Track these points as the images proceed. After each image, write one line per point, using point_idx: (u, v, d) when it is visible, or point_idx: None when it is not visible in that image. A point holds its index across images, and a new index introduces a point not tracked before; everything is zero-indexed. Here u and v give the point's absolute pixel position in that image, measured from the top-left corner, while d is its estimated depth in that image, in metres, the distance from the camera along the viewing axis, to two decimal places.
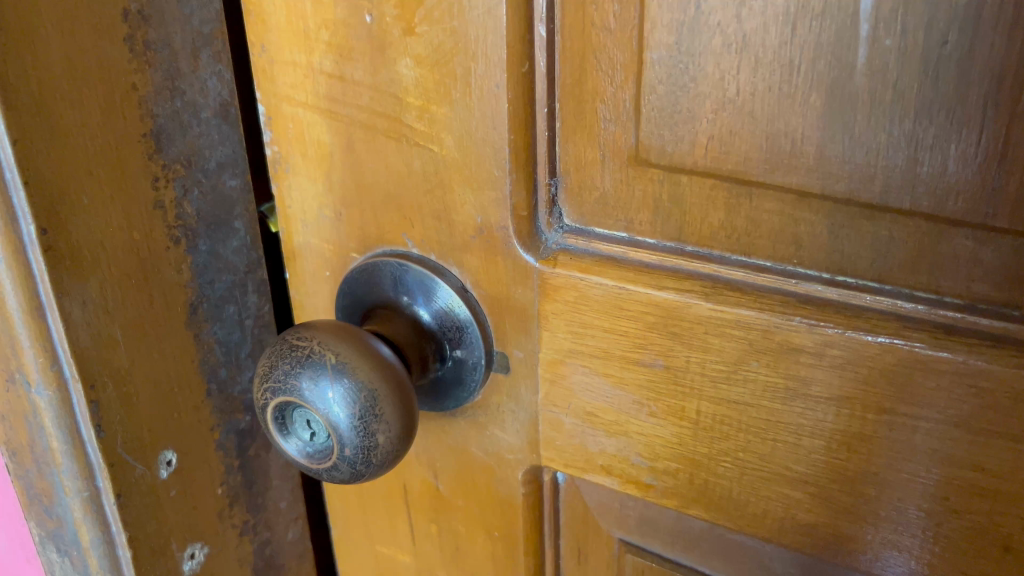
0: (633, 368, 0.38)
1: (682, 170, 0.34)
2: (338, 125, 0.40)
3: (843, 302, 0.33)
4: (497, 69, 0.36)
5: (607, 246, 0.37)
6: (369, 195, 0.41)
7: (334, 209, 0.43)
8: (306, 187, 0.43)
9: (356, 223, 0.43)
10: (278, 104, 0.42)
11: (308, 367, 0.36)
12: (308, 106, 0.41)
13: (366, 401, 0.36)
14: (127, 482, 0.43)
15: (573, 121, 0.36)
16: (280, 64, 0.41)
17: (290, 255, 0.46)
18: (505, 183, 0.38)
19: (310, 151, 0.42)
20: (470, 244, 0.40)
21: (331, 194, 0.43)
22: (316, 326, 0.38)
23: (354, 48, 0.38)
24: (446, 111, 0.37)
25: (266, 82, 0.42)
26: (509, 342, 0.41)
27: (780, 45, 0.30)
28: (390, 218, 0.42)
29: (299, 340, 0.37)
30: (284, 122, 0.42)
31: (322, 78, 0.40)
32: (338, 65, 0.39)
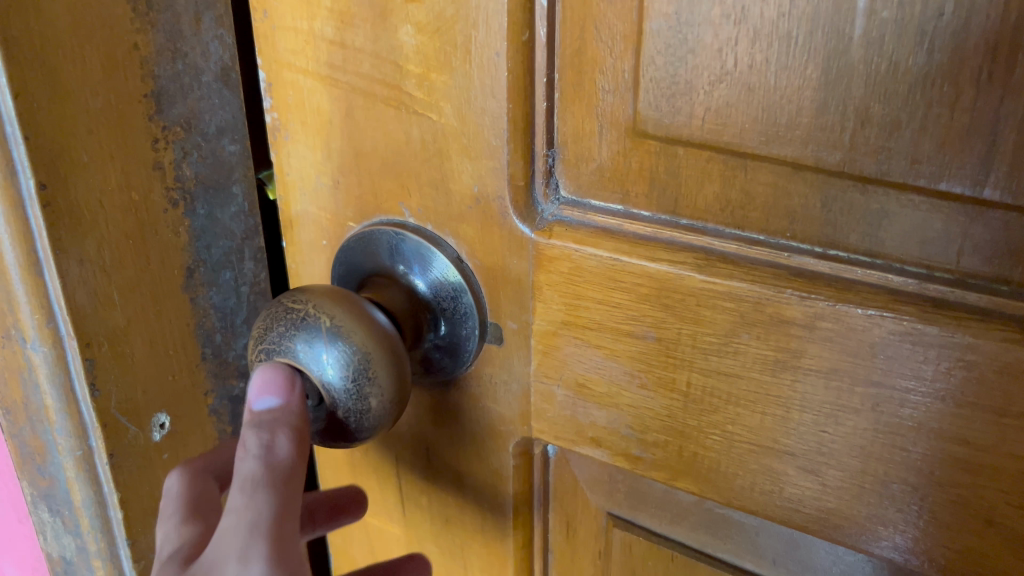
0: (625, 340, 0.38)
1: (680, 142, 0.35)
2: (338, 92, 0.40)
3: (834, 275, 0.33)
4: (498, 37, 0.36)
5: (603, 218, 0.38)
6: (368, 163, 0.42)
7: (332, 177, 0.43)
8: (305, 155, 0.43)
9: (353, 192, 0.43)
10: (279, 71, 0.42)
11: (303, 329, 0.37)
12: (309, 73, 0.41)
13: (359, 364, 0.36)
14: (121, 442, 0.44)
15: (572, 92, 0.36)
16: (280, 30, 0.41)
17: (287, 223, 0.47)
18: (502, 153, 0.38)
19: (309, 119, 0.42)
20: (467, 214, 0.40)
21: (330, 162, 0.43)
22: (311, 290, 0.38)
23: (356, 14, 0.38)
24: (445, 79, 0.38)
25: (267, 48, 0.42)
26: (503, 314, 0.41)
27: (779, 16, 0.31)
28: (388, 186, 0.42)
29: (294, 302, 0.38)
30: (285, 90, 0.42)
31: (323, 45, 0.40)
32: (339, 32, 0.39)
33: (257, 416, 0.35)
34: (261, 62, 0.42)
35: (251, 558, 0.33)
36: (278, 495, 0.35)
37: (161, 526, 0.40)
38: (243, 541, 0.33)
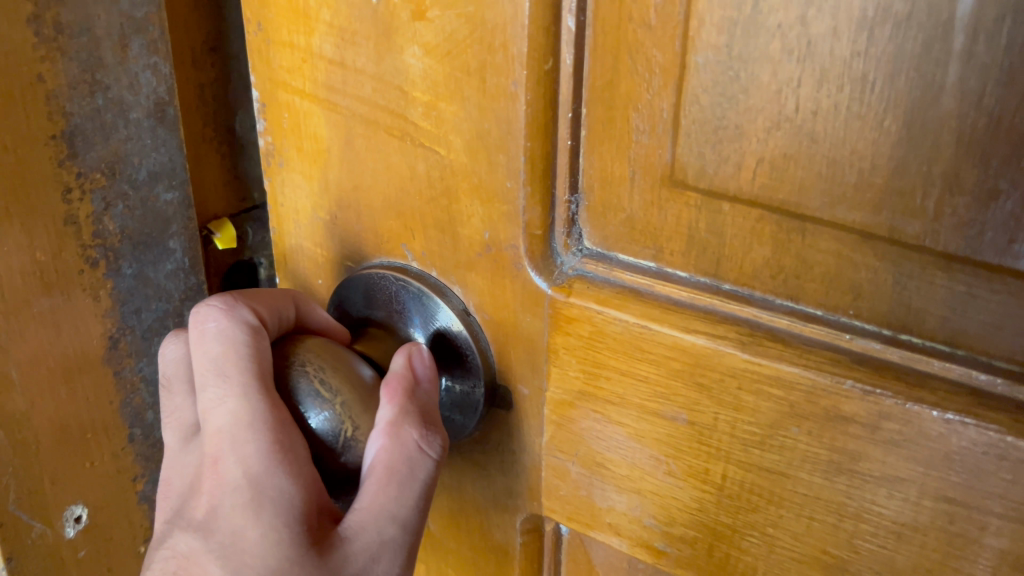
0: (651, 420, 0.33)
1: (725, 196, 0.29)
2: (337, 117, 0.36)
3: (905, 366, 0.28)
4: (516, 64, 0.31)
5: (631, 276, 0.32)
6: (368, 199, 0.37)
7: (329, 211, 0.38)
8: (300, 185, 0.39)
9: (352, 229, 0.38)
10: (275, 90, 0.37)
11: (321, 428, 0.32)
12: (306, 94, 0.36)
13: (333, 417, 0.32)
14: (20, 542, 0.45)
15: (601, 130, 0.31)
16: (277, 44, 0.36)
17: (283, 257, 0.42)
18: (518, 196, 0.33)
19: (305, 145, 0.38)
20: (476, 262, 0.35)
21: (326, 194, 0.38)
22: (341, 374, 0.33)
23: (357, 31, 0.33)
24: (455, 109, 0.33)
25: (261, 64, 0.37)
26: (514, 376, 0.36)
27: (851, 55, 0.25)
28: (390, 225, 0.37)
29: (322, 386, 0.33)
30: (279, 112, 0.37)
31: (321, 64, 0.35)
32: (338, 50, 0.34)
33: (432, 409, 0.34)
34: (255, 79, 0.38)
35: None
36: (422, 516, 0.33)
37: (246, 455, 0.31)
38: (395, 563, 0.32)
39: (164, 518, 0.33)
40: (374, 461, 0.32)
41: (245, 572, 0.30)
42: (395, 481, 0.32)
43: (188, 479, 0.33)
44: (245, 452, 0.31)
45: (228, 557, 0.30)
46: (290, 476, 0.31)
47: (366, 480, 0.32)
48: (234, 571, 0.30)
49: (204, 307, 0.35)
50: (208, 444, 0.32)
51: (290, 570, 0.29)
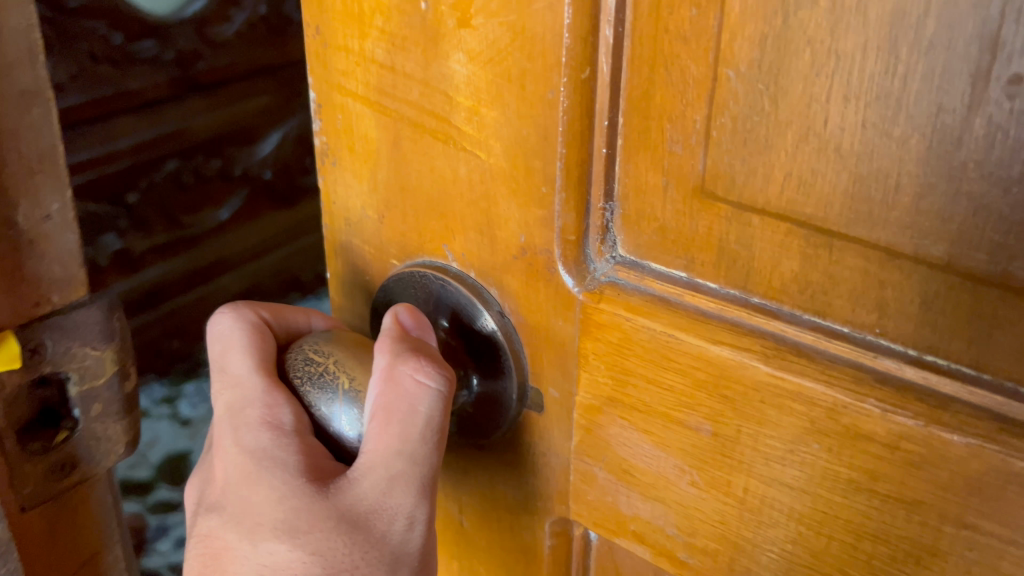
0: (677, 429, 0.33)
1: (754, 209, 0.29)
2: (387, 120, 0.37)
3: (928, 387, 0.27)
4: (555, 72, 0.31)
5: (662, 285, 0.32)
6: (414, 199, 0.38)
7: (377, 210, 0.40)
8: (351, 184, 0.40)
9: (397, 228, 0.39)
10: (331, 92, 0.39)
11: (319, 388, 0.33)
12: (359, 97, 0.38)
13: (331, 369, 0.33)
14: None
15: (636, 139, 0.32)
16: (333, 49, 0.37)
17: (333, 254, 0.44)
18: (554, 201, 0.33)
19: (356, 146, 0.39)
20: (512, 265, 0.36)
21: (375, 194, 0.40)
22: (335, 341, 0.34)
23: (407, 37, 0.35)
24: (495, 115, 0.34)
25: (319, 67, 0.39)
26: (545, 379, 0.37)
27: (881, 73, 0.25)
28: (433, 225, 0.38)
29: (315, 351, 0.34)
30: (334, 113, 0.39)
31: (374, 68, 0.36)
32: (390, 54, 0.35)
33: (432, 351, 0.33)
34: (314, 81, 0.39)
35: (420, 517, 0.32)
36: (438, 452, 0.32)
37: (248, 426, 0.33)
38: (408, 497, 0.32)
39: (191, 510, 0.35)
40: (375, 405, 0.32)
41: (260, 530, 0.31)
42: (397, 420, 0.31)
43: (206, 467, 0.35)
44: (245, 425, 0.33)
45: (245, 521, 0.31)
46: (288, 437, 0.32)
47: (369, 424, 0.32)
48: (251, 531, 0.31)
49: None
50: (218, 429, 0.34)
51: (296, 517, 0.30)
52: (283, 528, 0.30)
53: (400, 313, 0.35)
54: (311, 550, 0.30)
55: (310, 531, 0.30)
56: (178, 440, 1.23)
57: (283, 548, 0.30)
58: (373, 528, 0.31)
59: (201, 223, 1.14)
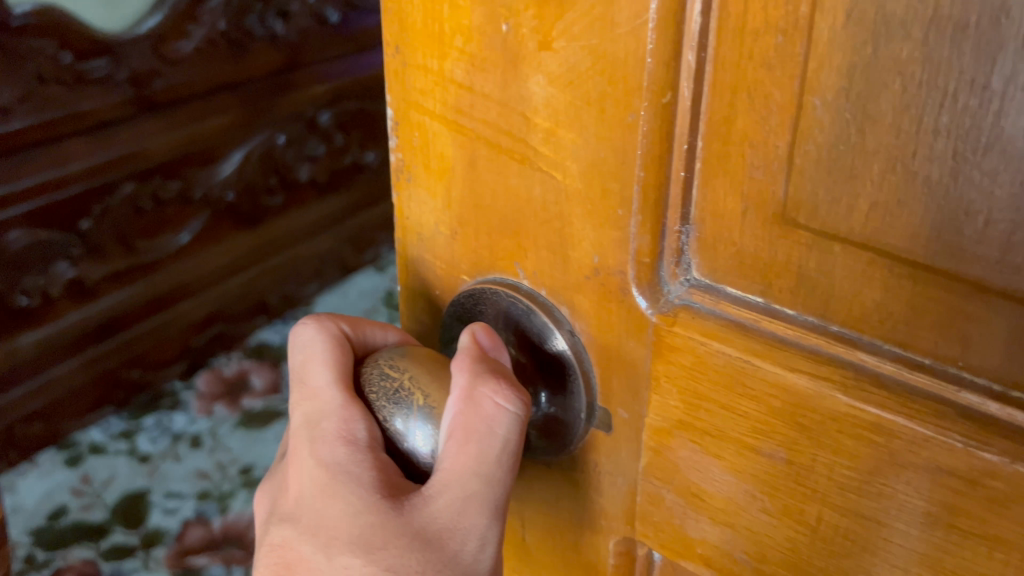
0: (750, 456, 0.33)
1: (836, 237, 0.29)
2: (463, 139, 0.37)
3: (1012, 423, 0.27)
4: (637, 96, 0.32)
5: (738, 310, 0.32)
6: (487, 217, 0.39)
7: (450, 226, 0.40)
8: (425, 201, 0.41)
9: (469, 245, 0.40)
10: (408, 110, 0.39)
11: (393, 404, 0.34)
12: (436, 115, 0.38)
13: (406, 385, 0.34)
14: None
15: (715, 164, 0.32)
16: (412, 67, 0.38)
17: (404, 267, 0.44)
18: (629, 224, 0.34)
19: (431, 164, 0.40)
20: (584, 285, 0.36)
21: (448, 210, 0.40)
22: (409, 356, 0.35)
23: (487, 58, 0.35)
24: (574, 137, 0.34)
25: (397, 85, 0.39)
26: (613, 400, 0.37)
27: (975, 106, 0.25)
28: (505, 243, 0.38)
29: (389, 366, 0.35)
30: (411, 130, 0.40)
31: (452, 87, 0.37)
32: (469, 75, 0.36)
33: (508, 374, 0.34)
34: (391, 99, 0.40)
35: (491, 539, 0.32)
36: (508, 476, 0.33)
37: (325, 439, 0.33)
38: (480, 518, 0.32)
39: (261, 520, 0.36)
40: (452, 424, 0.33)
41: (335, 544, 0.31)
42: (474, 440, 0.32)
43: (280, 477, 0.36)
44: (324, 439, 0.33)
45: (320, 534, 0.31)
46: (363, 453, 0.33)
47: (446, 444, 0.32)
48: (325, 544, 0.31)
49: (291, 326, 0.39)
50: (293, 439, 0.35)
51: (373, 531, 0.31)
52: (359, 542, 0.31)
53: (479, 333, 0.36)
54: (387, 565, 0.30)
55: (386, 546, 0.30)
56: (134, 477, 1.22)
57: (357, 563, 0.30)
58: (447, 547, 0.31)
59: (160, 248, 1.26)
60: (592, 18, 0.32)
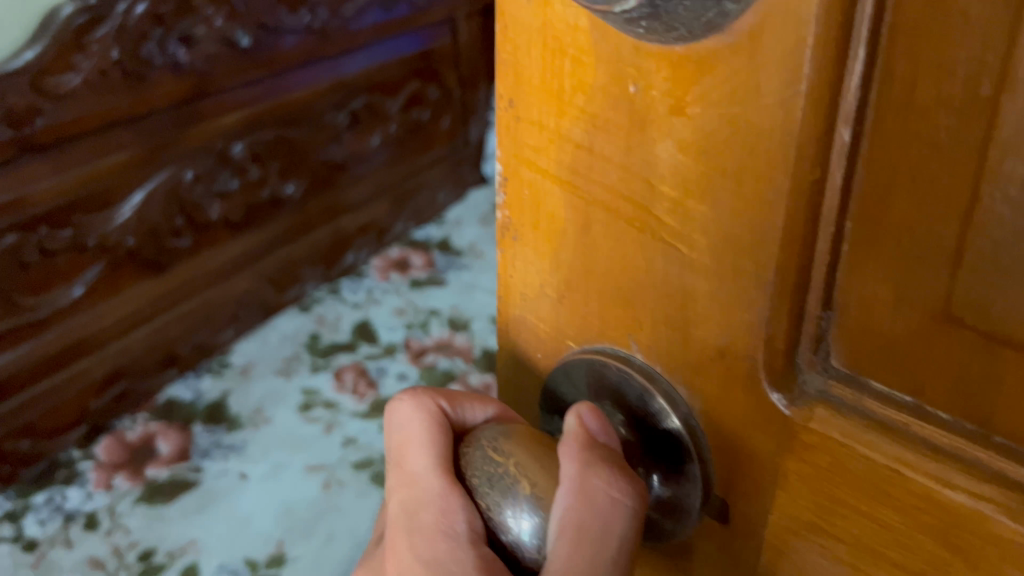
0: (887, 567, 0.31)
1: (1009, 342, 0.26)
2: (579, 200, 0.36)
3: None
4: (780, 172, 0.29)
5: (885, 409, 0.29)
6: (597, 284, 0.37)
7: (557, 290, 0.40)
8: (532, 261, 0.40)
9: (578, 310, 0.39)
10: (520, 166, 0.38)
11: (499, 494, 0.31)
12: (550, 174, 0.37)
13: (512, 472, 0.31)
14: None
15: (864, 248, 0.29)
16: (525, 123, 0.37)
17: (511, 317, 0.44)
18: (763, 309, 0.31)
19: (542, 224, 0.39)
20: (707, 367, 0.34)
21: (557, 273, 0.39)
22: (514, 441, 0.32)
23: (610, 119, 0.33)
24: (703, 209, 0.32)
25: (509, 140, 0.38)
26: (733, 492, 0.35)
27: None
28: (617, 311, 0.37)
29: (493, 451, 0.32)
30: (521, 189, 0.39)
31: (570, 147, 0.35)
32: (589, 135, 0.34)
33: (617, 459, 0.33)
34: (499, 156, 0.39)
35: None
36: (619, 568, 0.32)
37: (423, 531, 0.33)
38: None
39: None
40: (563, 521, 0.30)
41: None
42: (587, 540, 0.30)
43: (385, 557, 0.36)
44: (428, 531, 0.33)
45: None
46: (462, 550, 0.31)
47: (555, 543, 0.30)
48: None
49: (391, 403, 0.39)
50: (392, 528, 0.35)
51: None
52: None
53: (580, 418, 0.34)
54: None
55: None
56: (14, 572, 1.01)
57: None
58: None
59: (50, 303, 1.09)
60: (733, 85, 0.29)
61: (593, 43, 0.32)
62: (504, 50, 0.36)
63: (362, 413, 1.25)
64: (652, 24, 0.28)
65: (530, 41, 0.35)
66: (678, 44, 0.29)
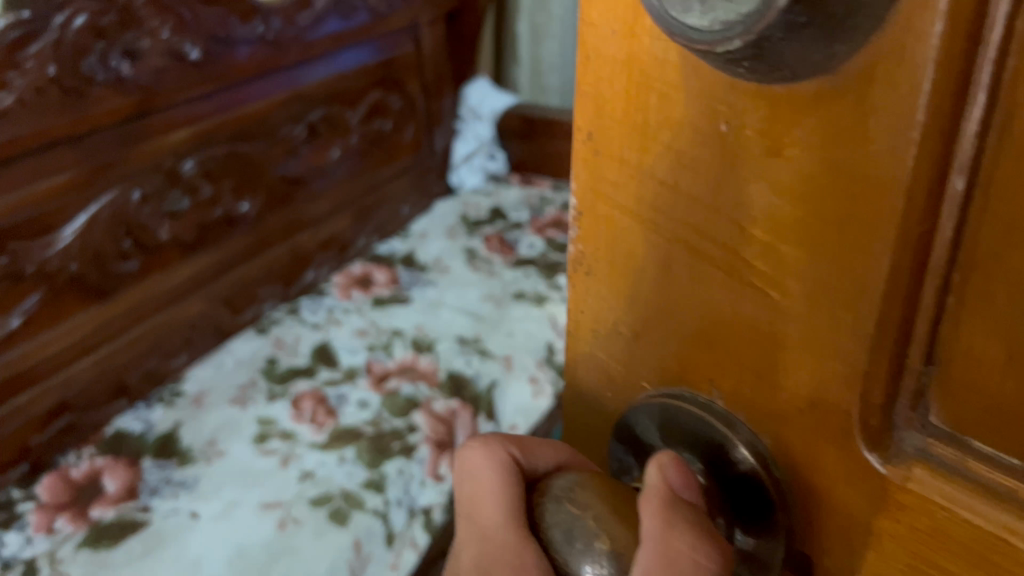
0: None
1: None
2: (654, 237, 0.36)
3: None
4: (885, 221, 0.27)
5: (991, 471, 0.27)
6: (670, 324, 0.37)
7: (631, 329, 0.40)
8: (605, 299, 0.41)
9: (651, 351, 0.39)
10: (593, 201, 0.39)
11: (576, 549, 0.31)
12: (629, 211, 0.37)
13: (586, 526, 0.31)
14: None
15: (975, 302, 0.26)
16: (604, 156, 0.37)
17: (590, 349, 0.43)
18: (862, 359, 0.29)
19: (618, 260, 0.39)
20: (794, 417, 0.33)
21: (631, 312, 0.39)
22: (597, 494, 0.32)
23: (698, 157, 0.32)
24: (799, 256, 0.30)
25: (586, 174, 0.39)
26: (824, 550, 0.34)
27: None
28: (693, 354, 0.36)
29: (571, 501, 0.32)
30: (597, 224, 0.39)
31: (652, 183, 0.35)
32: (673, 172, 0.34)
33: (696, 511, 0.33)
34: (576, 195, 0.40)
35: None
36: None
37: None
38: None
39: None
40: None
41: None
42: None
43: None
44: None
45: None
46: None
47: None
48: None
49: (464, 450, 0.44)
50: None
51: None
52: None
53: (656, 467, 0.34)
54: None
55: None
56: None
57: None
58: None
59: None
60: (836, 128, 0.27)
61: (681, 79, 0.32)
62: (583, 81, 0.37)
63: (321, 443, 1.16)
64: (753, 64, 0.27)
65: (608, 76, 0.35)
66: (779, 84, 0.28)
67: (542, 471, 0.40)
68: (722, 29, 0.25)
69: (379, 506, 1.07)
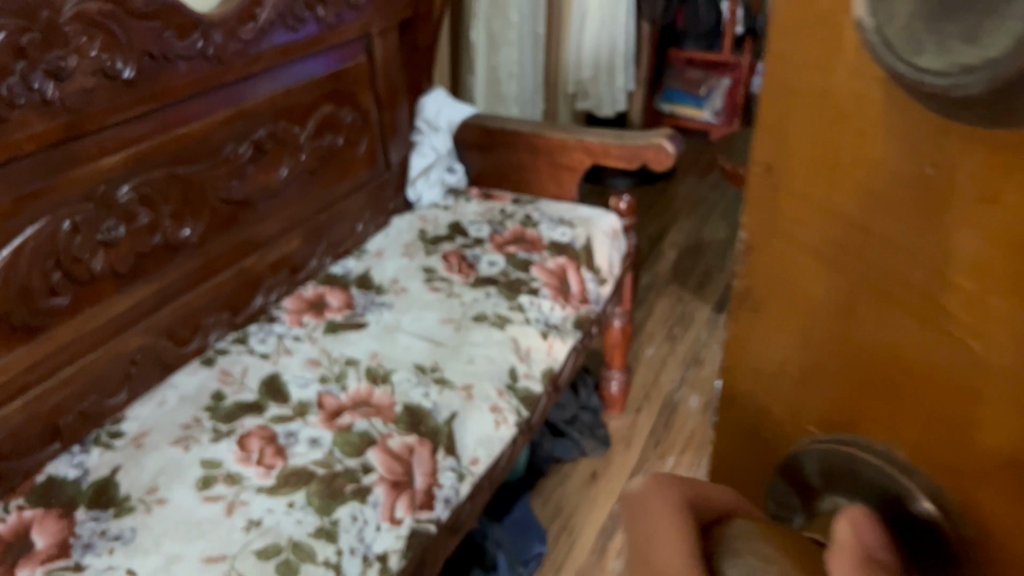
0: None
1: None
2: (837, 279, 0.37)
3: None
4: None
5: None
6: (861, 362, 0.38)
7: (800, 368, 0.41)
8: (776, 342, 0.43)
9: (836, 399, 0.40)
10: (759, 237, 0.41)
11: None
12: (807, 251, 0.39)
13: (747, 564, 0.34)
14: None
15: None
16: (784, 193, 0.39)
17: (744, 390, 0.46)
18: None
19: (795, 305, 0.40)
20: (992, 468, 0.32)
21: (802, 356, 0.41)
22: (776, 547, 0.35)
23: (899, 198, 0.33)
24: (1001, 306, 0.30)
25: (773, 209, 0.40)
26: None
27: None
28: (876, 403, 0.37)
29: (744, 551, 0.35)
30: (768, 256, 0.41)
31: (845, 227, 0.36)
32: (867, 214, 0.35)
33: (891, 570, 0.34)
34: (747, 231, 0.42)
35: None
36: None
37: None
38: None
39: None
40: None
41: None
42: None
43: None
44: None
45: None
46: None
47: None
48: None
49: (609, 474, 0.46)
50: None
51: None
52: None
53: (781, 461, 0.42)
54: None
55: None
56: None
57: None
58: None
59: None
60: None
61: (892, 125, 0.32)
62: (772, 109, 0.38)
63: (267, 487, 1.07)
64: (978, 112, 0.28)
65: (804, 103, 0.36)
66: (1004, 131, 0.28)
67: (718, 512, 0.38)
68: (961, 72, 0.26)
69: (331, 556, 0.99)
